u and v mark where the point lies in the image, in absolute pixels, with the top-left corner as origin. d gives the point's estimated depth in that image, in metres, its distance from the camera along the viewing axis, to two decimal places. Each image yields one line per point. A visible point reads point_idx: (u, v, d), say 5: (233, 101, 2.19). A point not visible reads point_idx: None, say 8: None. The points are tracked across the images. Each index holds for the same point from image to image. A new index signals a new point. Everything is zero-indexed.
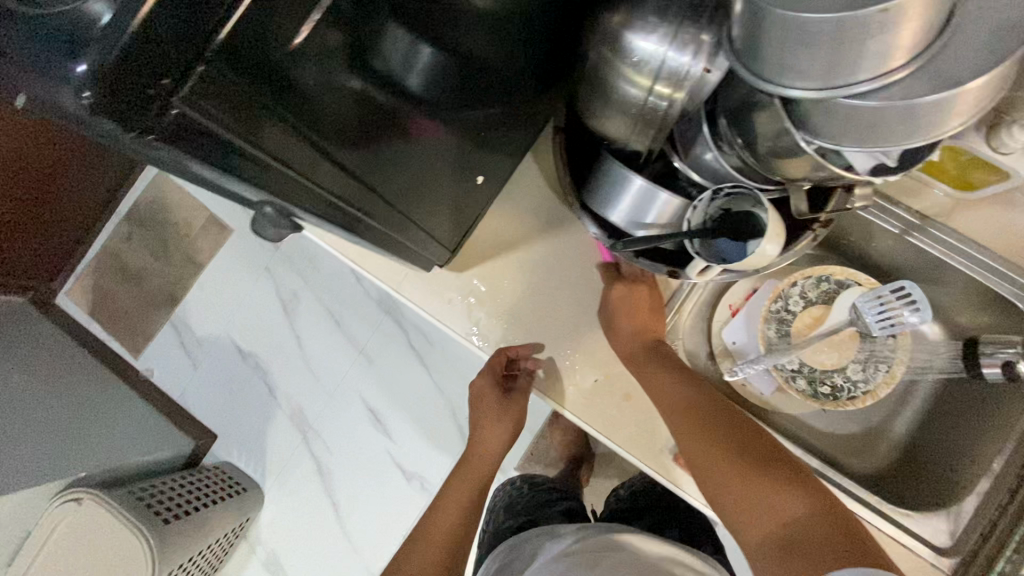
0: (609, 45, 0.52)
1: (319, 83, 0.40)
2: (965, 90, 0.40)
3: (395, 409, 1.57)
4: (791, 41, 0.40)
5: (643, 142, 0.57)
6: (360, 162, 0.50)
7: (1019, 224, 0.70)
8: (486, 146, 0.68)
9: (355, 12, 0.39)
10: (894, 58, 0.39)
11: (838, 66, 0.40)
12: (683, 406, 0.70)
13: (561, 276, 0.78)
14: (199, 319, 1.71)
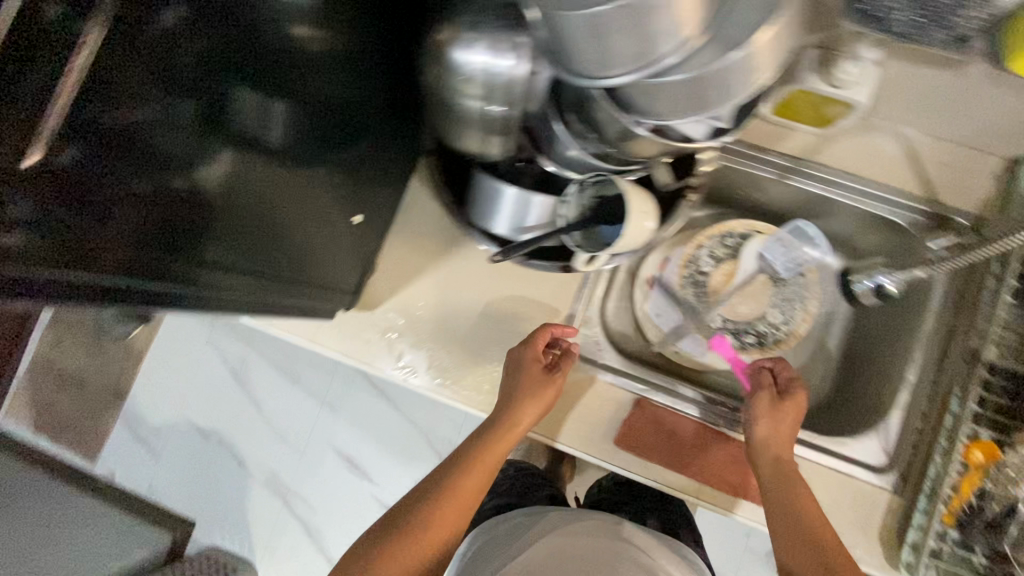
0: (438, 65, 0.52)
1: (164, 157, 0.43)
2: (756, 47, 0.41)
3: (370, 450, 1.55)
4: (585, 37, 0.41)
5: (499, 149, 0.58)
6: (215, 223, 0.50)
7: (881, 147, 0.74)
8: (361, 183, 0.68)
9: (186, 85, 0.42)
10: (682, 35, 0.41)
11: (635, 50, 0.41)
12: (791, 471, 0.67)
13: (473, 290, 0.78)
14: (151, 408, 1.63)
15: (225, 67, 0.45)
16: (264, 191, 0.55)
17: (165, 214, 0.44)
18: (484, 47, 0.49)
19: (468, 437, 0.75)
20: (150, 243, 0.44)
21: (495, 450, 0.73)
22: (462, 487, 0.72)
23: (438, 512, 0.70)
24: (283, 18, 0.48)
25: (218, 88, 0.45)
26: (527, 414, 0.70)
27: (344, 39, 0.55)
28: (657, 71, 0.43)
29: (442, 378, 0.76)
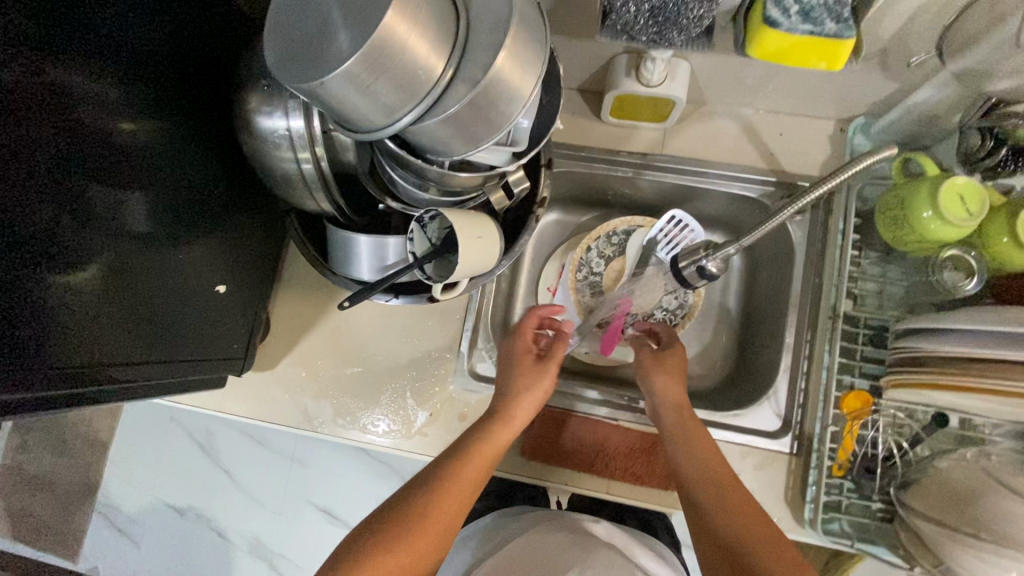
0: (250, 134, 0.56)
1: (32, 262, 0.45)
2: (501, 72, 0.43)
3: (346, 500, 1.48)
4: (343, 97, 0.43)
5: (328, 203, 0.60)
6: (87, 316, 0.50)
7: (722, 129, 0.78)
8: (229, 255, 0.69)
9: (37, 191, 0.45)
10: (437, 73, 0.43)
11: (392, 100, 0.44)
12: (704, 449, 0.63)
13: (368, 330, 0.80)
14: (121, 496, 1.54)
15: (72, 167, 0.47)
16: (146, 275, 0.57)
17: (40, 314, 0.46)
18: (280, 111, 0.53)
19: (437, 464, 0.62)
20: (30, 344, 0.45)
21: (488, 455, 0.63)
22: (451, 492, 0.59)
23: (416, 530, 0.56)
24: (104, 113, 0.50)
25: (71, 188, 0.47)
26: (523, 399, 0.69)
27: (163, 123, 0.56)
28: (425, 113, 0.45)
29: (349, 420, 0.78)
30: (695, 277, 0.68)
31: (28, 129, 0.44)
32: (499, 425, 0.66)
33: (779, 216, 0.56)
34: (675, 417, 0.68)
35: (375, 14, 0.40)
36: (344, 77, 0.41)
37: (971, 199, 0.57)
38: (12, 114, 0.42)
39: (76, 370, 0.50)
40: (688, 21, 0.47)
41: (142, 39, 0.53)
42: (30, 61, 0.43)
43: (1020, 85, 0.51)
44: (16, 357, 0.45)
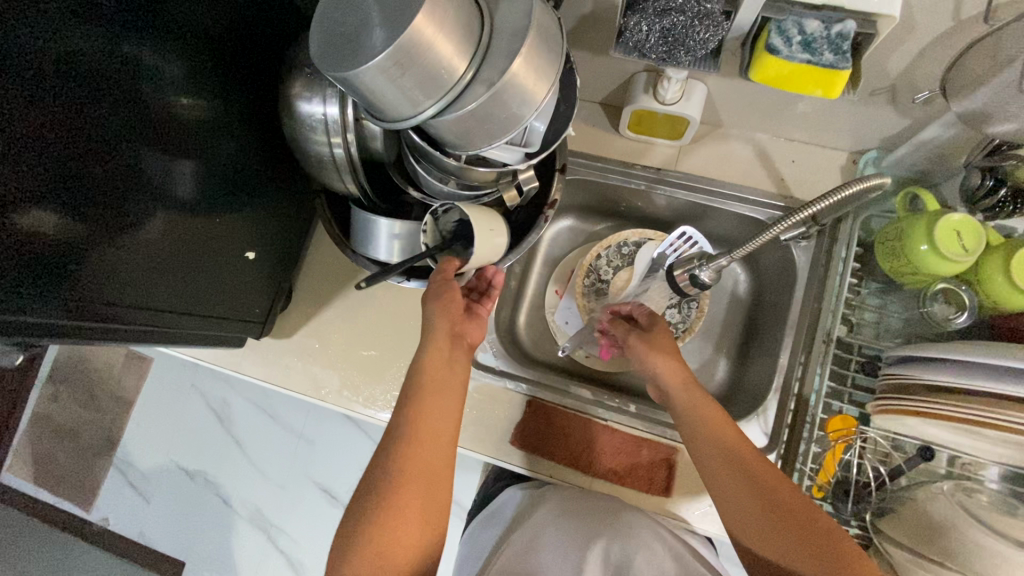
0: (291, 117, 0.62)
1: (89, 213, 0.51)
2: (516, 75, 0.48)
3: (346, 481, 1.51)
4: (374, 86, 0.48)
5: (354, 186, 0.66)
6: (133, 264, 0.57)
7: (735, 152, 0.82)
8: (261, 226, 0.75)
9: (101, 152, 0.51)
10: (459, 72, 0.48)
11: (417, 92, 0.48)
12: (718, 432, 0.63)
13: (380, 311, 0.86)
14: (140, 453, 1.61)
15: (133, 133, 0.54)
16: (185, 235, 0.63)
17: (91, 259, 0.52)
18: (319, 99, 0.59)
19: (395, 411, 0.63)
20: (79, 284, 0.51)
21: (436, 383, 0.65)
22: (423, 436, 0.61)
23: (407, 477, 0.58)
24: (166, 87, 0.56)
25: (130, 151, 0.54)
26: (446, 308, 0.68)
27: (215, 101, 0.62)
28: (444, 107, 0.50)
29: (354, 392, 0.82)
30: (689, 285, 0.72)
31: (102, 96, 0.50)
32: (434, 350, 0.66)
33: (765, 235, 0.60)
34: (686, 397, 0.67)
35: (408, 16, 0.45)
36: (376, 69, 0.46)
37: (968, 236, 0.59)
38: (90, 80, 0.49)
39: (118, 311, 0.56)
40: (694, 43, 0.51)
41: (202, 24, 0.59)
42: (109, 36, 0.49)
43: (1019, 129, 0.53)
44: (73, 293, 0.51)
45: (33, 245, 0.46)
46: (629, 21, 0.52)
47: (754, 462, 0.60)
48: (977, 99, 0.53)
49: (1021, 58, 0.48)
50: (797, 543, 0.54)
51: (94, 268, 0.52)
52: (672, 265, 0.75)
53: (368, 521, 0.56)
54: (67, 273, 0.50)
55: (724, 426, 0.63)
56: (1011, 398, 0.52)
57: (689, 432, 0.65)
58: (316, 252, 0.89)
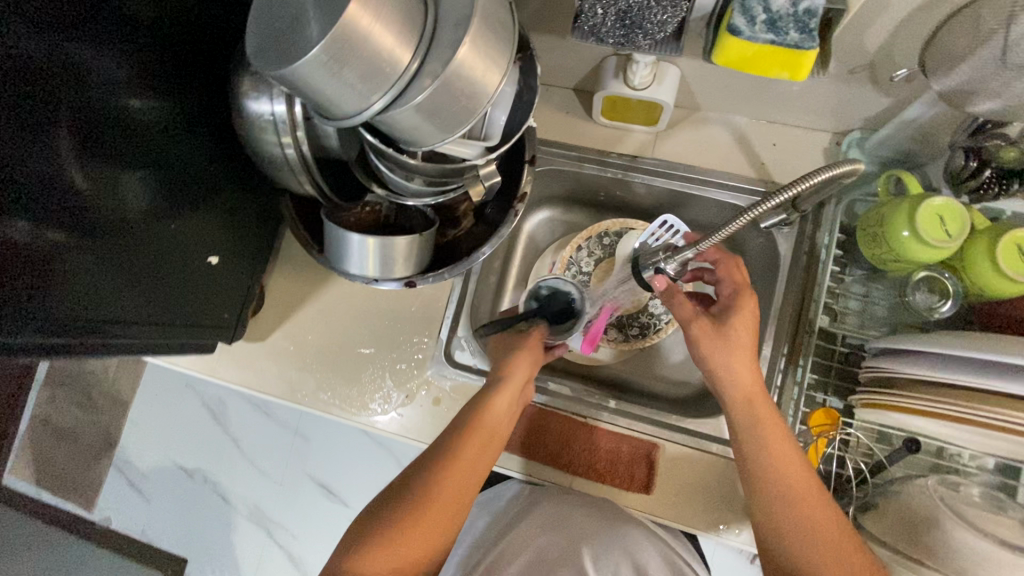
0: (241, 117, 0.61)
1: (28, 228, 0.49)
2: (463, 62, 0.45)
3: (345, 475, 1.50)
4: (313, 83, 0.44)
5: (310, 185, 0.65)
6: (92, 274, 0.56)
7: (713, 136, 0.78)
8: (223, 229, 0.73)
9: (33, 163, 0.49)
10: (403, 63, 0.45)
11: (359, 88, 0.45)
12: (780, 452, 0.59)
13: (355, 311, 0.84)
14: (137, 452, 1.59)
15: (70, 141, 0.51)
16: (141, 243, 0.61)
17: (36, 275, 0.50)
18: (265, 97, 0.58)
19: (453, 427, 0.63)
20: (28, 298, 0.50)
21: (488, 425, 0.64)
22: (459, 462, 0.60)
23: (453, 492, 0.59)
24: (114, 89, 0.55)
25: (68, 160, 0.52)
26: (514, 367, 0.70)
27: (167, 101, 0.61)
28: (392, 102, 0.47)
29: (331, 394, 0.81)
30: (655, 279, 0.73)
31: (43, 100, 0.49)
32: (498, 396, 0.66)
33: (733, 222, 0.58)
34: (755, 405, 0.62)
35: (340, 5, 0.42)
36: (312, 66, 0.43)
37: (951, 221, 0.56)
38: (26, 82, 0.47)
39: (86, 324, 0.56)
40: (652, 25, 0.48)
41: (149, 21, 0.57)
42: (46, 38, 0.48)
43: (1003, 105, 0.50)
44: (32, 306, 0.50)
45: None
46: (582, 4, 0.48)
47: (810, 489, 0.58)
48: (957, 75, 0.50)
49: (1002, 29, 0.45)
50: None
51: (40, 283, 0.51)
52: (637, 257, 0.76)
53: (391, 519, 0.57)
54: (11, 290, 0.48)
55: (789, 445, 0.59)
56: (1003, 395, 0.50)
57: (752, 446, 0.60)
58: (288, 252, 0.87)
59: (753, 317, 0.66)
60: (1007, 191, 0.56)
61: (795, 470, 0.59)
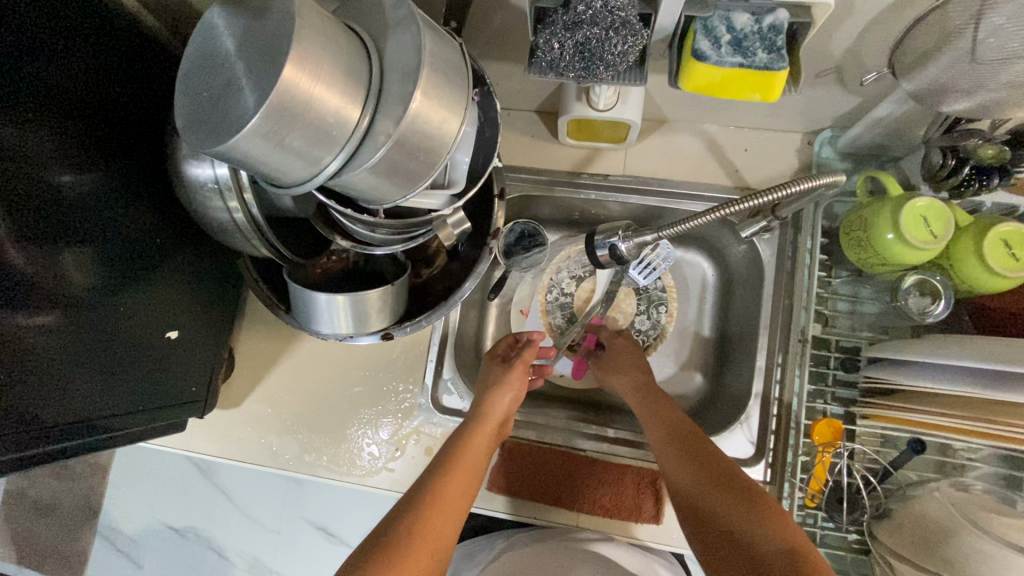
0: (183, 185, 0.56)
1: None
2: (418, 114, 0.42)
3: (348, 520, 1.25)
4: (258, 153, 0.40)
5: (267, 248, 0.59)
6: (26, 372, 0.50)
7: (685, 146, 0.76)
8: (180, 301, 0.68)
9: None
10: (352, 123, 0.41)
11: (309, 152, 0.41)
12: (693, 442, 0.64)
13: (332, 365, 0.80)
14: (123, 517, 1.34)
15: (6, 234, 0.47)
16: (94, 329, 0.56)
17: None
18: (207, 161, 0.53)
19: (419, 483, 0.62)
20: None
21: (451, 505, 0.61)
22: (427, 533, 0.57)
23: (424, 543, 0.56)
24: (41, 166, 0.49)
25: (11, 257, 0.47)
26: (479, 433, 0.67)
27: (100, 173, 0.55)
28: (349, 160, 0.43)
29: (316, 455, 0.77)
30: (608, 260, 0.67)
31: None
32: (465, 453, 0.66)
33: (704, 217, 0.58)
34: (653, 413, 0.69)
35: (276, 66, 0.38)
36: (254, 138, 0.39)
37: (935, 222, 0.55)
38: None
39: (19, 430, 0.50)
40: (613, 56, 0.46)
41: (70, 91, 0.51)
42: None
43: (975, 105, 0.49)
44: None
45: None
46: (538, 40, 0.47)
47: (725, 475, 0.60)
48: (926, 77, 0.49)
49: (971, 26, 0.44)
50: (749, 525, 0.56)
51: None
52: (591, 231, 0.67)
53: None
54: None
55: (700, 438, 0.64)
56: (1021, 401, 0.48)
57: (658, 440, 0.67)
58: (255, 311, 0.83)
59: (632, 347, 0.80)
60: (989, 185, 0.55)
61: (709, 454, 0.62)
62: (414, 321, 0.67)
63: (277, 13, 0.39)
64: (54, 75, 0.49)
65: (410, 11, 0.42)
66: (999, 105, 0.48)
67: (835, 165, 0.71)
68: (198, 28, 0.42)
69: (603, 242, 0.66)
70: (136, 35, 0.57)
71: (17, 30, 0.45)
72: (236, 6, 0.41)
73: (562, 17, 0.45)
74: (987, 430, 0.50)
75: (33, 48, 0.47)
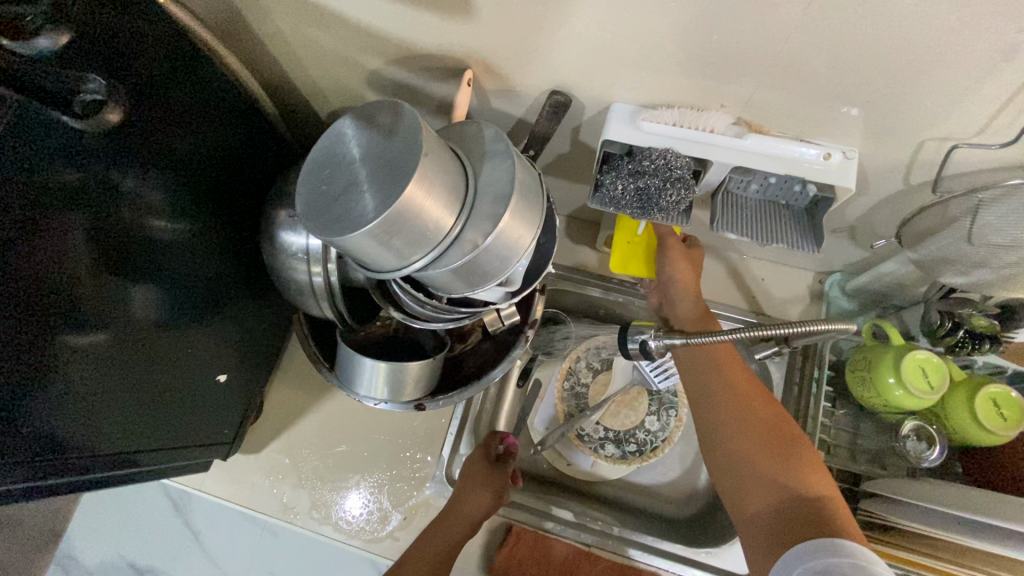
0: (274, 247, 0.63)
1: (70, 347, 0.49)
2: (502, 232, 0.49)
3: None
4: (365, 246, 0.48)
5: (332, 311, 0.66)
6: (83, 387, 0.52)
7: (709, 267, 0.85)
8: (231, 346, 0.73)
9: (83, 299, 0.50)
10: (445, 232, 0.48)
11: (406, 251, 0.48)
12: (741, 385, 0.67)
13: (356, 426, 0.83)
14: None
15: (106, 269, 0.52)
16: (160, 363, 0.61)
17: (67, 402, 0.50)
18: (302, 233, 0.60)
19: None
20: (50, 430, 0.50)
21: None
22: None
23: None
24: (147, 218, 0.55)
25: (114, 288, 0.53)
26: (437, 533, 0.71)
27: (197, 228, 0.62)
28: (437, 260, 0.50)
29: (325, 513, 0.78)
30: (638, 355, 0.65)
31: (93, 234, 0.50)
32: (424, 549, 0.70)
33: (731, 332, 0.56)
34: (744, 391, 0.67)
35: (397, 181, 0.45)
36: (365, 234, 0.46)
37: (933, 373, 0.61)
38: (70, 217, 0.47)
39: (60, 456, 0.51)
40: (666, 202, 0.55)
41: (190, 158, 0.59)
42: (80, 181, 0.48)
43: (972, 281, 0.57)
44: (57, 434, 0.50)
45: (24, 389, 0.46)
46: (604, 179, 0.57)
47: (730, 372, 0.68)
48: (930, 250, 0.58)
49: (967, 220, 0.53)
50: (775, 547, 0.56)
51: (68, 410, 0.51)
52: (625, 323, 0.66)
53: None
54: (44, 422, 0.49)
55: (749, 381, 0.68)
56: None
57: (701, 406, 0.68)
58: (291, 361, 0.88)
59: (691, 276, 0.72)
60: (981, 349, 0.62)
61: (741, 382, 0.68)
62: (446, 398, 0.71)
63: (402, 137, 0.48)
64: (183, 144, 0.58)
65: (506, 146, 0.52)
66: (990, 285, 0.56)
67: (842, 305, 0.78)
68: (327, 132, 0.51)
69: (635, 335, 0.64)
70: (239, 101, 0.63)
71: (138, 105, 0.52)
72: (365, 123, 0.50)
73: (628, 166, 0.55)
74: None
75: (159, 120, 0.54)
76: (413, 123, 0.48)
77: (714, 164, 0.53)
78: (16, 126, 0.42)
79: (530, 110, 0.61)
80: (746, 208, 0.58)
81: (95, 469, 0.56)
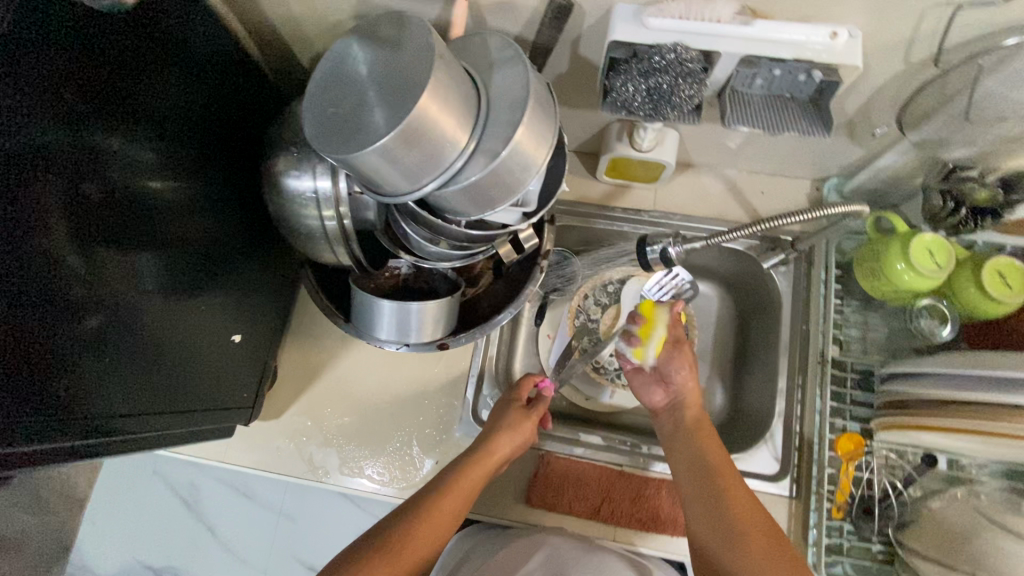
0: (278, 194, 0.61)
1: (80, 302, 0.46)
2: (521, 141, 0.48)
3: None
4: (383, 165, 0.46)
5: (346, 256, 0.64)
6: (99, 348, 0.49)
7: (709, 186, 0.85)
8: (240, 307, 0.71)
9: (88, 253, 0.47)
10: (462, 145, 0.47)
11: (426, 166, 0.47)
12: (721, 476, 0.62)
13: (376, 380, 0.82)
14: None
15: (107, 222, 0.48)
16: (172, 325, 0.58)
17: (86, 363, 0.47)
18: (308, 174, 0.58)
19: (413, 497, 0.64)
20: (73, 393, 0.47)
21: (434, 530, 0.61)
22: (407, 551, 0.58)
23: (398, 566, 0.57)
24: (141, 168, 0.52)
25: (116, 242, 0.50)
26: (476, 469, 0.68)
27: (192, 181, 0.59)
28: (456, 177, 0.49)
29: (353, 468, 0.77)
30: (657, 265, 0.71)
31: (88, 183, 0.46)
32: (465, 480, 0.66)
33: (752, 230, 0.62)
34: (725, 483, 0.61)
35: (411, 92, 0.44)
36: (382, 150, 0.44)
37: (940, 253, 0.63)
38: (61, 162, 0.44)
39: (88, 421, 0.49)
40: (680, 99, 0.55)
41: (176, 105, 0.56)
42: (73, 111, 0.45)
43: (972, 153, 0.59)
44: (81, 398, 0.48)
45: (39, 348, 0.43)
46: (613, 83, 0.56)
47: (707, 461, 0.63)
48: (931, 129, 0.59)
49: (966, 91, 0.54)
50: None
51: (89, 371, 0.48)
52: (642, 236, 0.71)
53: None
54: (65, 384, 0.46)
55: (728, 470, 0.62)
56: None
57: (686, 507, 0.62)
58: (299, 325, 0.86)
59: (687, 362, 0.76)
60: (981, 226, 0.64)
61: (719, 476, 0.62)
62: (468, 335, 0.71)
63: (410, 48, 0.46)
64: (167, 89, 0.54)
65: (515, 52, 0.51)
66: (989, 155, 0.58)
67: None
68: (328, 56, 0.49)
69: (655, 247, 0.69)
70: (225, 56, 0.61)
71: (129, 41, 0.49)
72: (368, 40, 0.48)
73: (637, 67, 0.55)
74: (999, 431, 0.55)
75: (140, 60, 0.50)
76: (420, 32, 0.46)
77: (722, 55, 0.53)
78: (16, 35, 0.40)
79: (527, 26, 0.60)
80: (752, 103, 0.58)
81: (123, 433, 0.54)
